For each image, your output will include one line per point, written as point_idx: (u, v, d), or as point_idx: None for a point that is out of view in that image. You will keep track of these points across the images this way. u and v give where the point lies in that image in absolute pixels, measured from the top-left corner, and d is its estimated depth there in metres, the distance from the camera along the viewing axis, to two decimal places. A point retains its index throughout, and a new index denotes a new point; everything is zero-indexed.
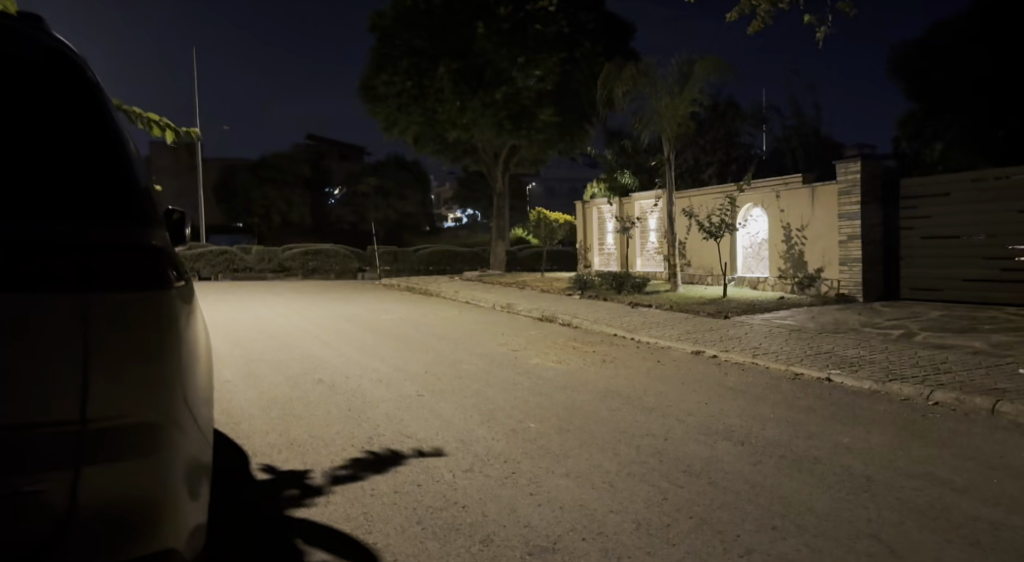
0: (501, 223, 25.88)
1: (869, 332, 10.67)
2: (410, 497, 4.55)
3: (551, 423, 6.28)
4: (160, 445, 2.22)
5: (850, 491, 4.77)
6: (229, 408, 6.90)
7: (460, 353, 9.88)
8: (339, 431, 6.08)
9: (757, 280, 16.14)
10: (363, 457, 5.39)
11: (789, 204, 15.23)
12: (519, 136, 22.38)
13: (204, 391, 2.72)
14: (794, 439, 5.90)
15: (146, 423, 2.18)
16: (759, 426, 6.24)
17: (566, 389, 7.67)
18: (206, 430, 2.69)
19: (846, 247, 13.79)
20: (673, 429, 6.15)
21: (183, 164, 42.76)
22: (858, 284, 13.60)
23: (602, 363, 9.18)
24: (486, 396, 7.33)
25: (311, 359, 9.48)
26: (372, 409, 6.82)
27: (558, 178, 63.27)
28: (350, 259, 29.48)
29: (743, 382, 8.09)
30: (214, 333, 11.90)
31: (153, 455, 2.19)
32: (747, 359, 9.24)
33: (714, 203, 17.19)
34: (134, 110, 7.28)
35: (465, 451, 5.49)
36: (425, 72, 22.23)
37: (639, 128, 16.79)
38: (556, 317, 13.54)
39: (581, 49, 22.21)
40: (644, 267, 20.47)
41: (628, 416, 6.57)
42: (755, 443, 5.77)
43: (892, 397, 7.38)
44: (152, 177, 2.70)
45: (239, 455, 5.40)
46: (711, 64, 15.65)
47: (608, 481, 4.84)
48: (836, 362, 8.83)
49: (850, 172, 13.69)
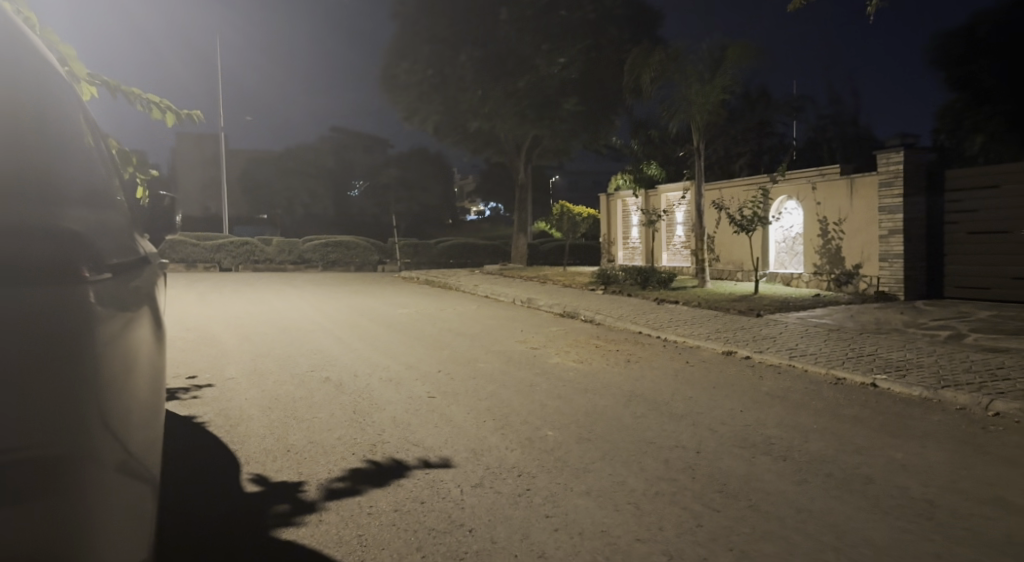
0: (523, 215, 25.37)
1: (915, 333, 9.97)
2: (412, 517, 4.06)
3: (571, 431, 5.76)
4: (76, 479, 1.76)
5: (913, 519, 4.17)
6: (227, 408, 6.48)
7: (476, 351, 9.41)
8: (341, 436, 5.61)
9: (790, 277, 15.45)
10: (364, 467, 4.91)
11: (825, 196, 14.51)
12: (542, 126, 21.85)
13: (140, 411, 2.26)
14: (840, 454, 5.32)
15: (58, 454, 1.71)
16: (801, 439, 5.66)
17: (587, 392, 7.13)
18: (144, 456, 2.28)
19: (887, 242, 13.05)
20: (706, 440, 5.58)
21: (207, 155, 42.80)
22: (899, 282, 12.87)
23: (626, 364, 8.63)
24: (501, 398, 6.85)
25: (320, 355, 9.06)
26: (379, 412, 6.36)
27: (582, 171, 63.04)
28: (370, 251, 29.17)
29: (780, 387, 7.49)
30: (225, 326, 11.56)
31: (67, 489, 1.73)
32: (783, 361, 8.63)
33: (745, 194, 16.51)
34: (131, 91, 6.88)
35: (476, 462, 4.99)
36: (448, 60, 21.67)
37: (667, 117, 16.08)
38: (578, 314, 13.01)
39: (607, 37, 21.50)
40: (669, 262, 19.79)
41: (655, 424, 6.01)
42: (797, 459, 5.19)
43: (946, 406, 6.76)
44: (68, 155, 2.27)
45: (231, 463, 4.97)
46: (745, 50, 15.01)
47: (634, 502, 4.30)
48: (882, 365, 8.21)
49: (892, 163, 12.98)
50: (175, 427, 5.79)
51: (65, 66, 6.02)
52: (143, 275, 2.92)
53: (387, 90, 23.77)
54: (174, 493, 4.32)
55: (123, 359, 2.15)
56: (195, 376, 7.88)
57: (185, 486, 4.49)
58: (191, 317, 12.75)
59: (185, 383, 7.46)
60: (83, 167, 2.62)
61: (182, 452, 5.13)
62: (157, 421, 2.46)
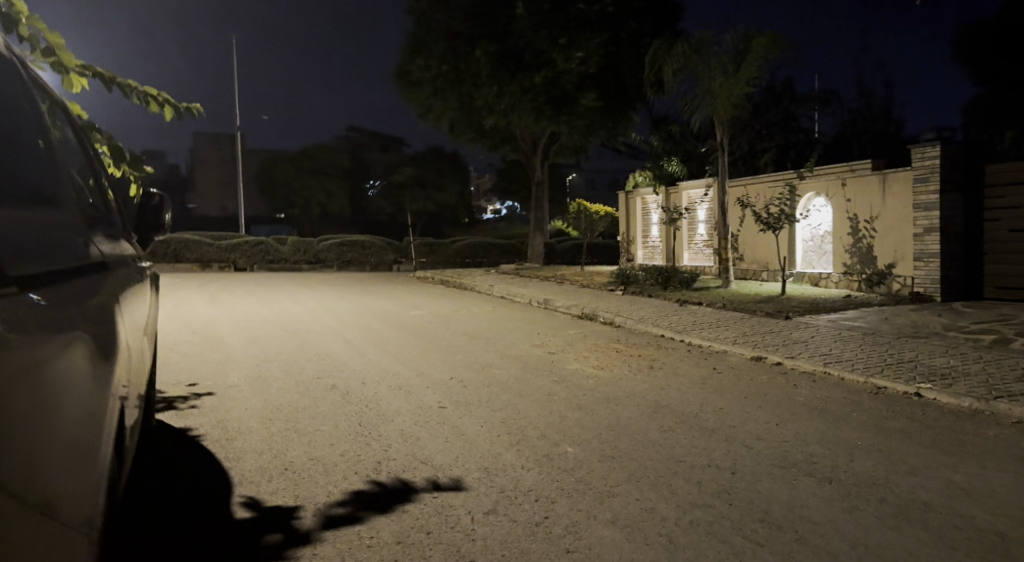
0: (539, 214, 24.91)
1: (957, 338, 9.38)
2: (417, 551, 3.62)
3: (592, 447, 5.29)
4: None
5: (985, 557, 3.65)
6: (226, 419, 6.10)
7: (490, 356, 8.97)
8: (343, 452, 5.20)
9: (819, 276, 14.86)
10: (367, 489, 4.48)
11: (855, 193, 13.91)
12: (558, 122, 21.16)
13: (63, 457, 1.78)
14: (891, 475, 4.81)
15: None
16: (846, 457, 5.16)
17: (608, 402, 6.65)
18: (75, 512, 1.82)
19: (922, 241, 12.44)
20: (741, 459, 5.09)
21: (226, 154, 42.72)
22: (935, 282, 12.26)
23: (650, 371, 8.12)
24: (517, 409, 6.40)
25: (329, 361, 8.65)
26: (386, 424, 5.92)
27: (599, 170, 62.53)
28: (386, 250, 28.88)
29: (817, 397, 6.98)
30: (233, 329, 11.22)
31: None
32: (818, 367, 8.10)
33: (771, 191, 15.91)
34: (126, 82, 6.50)
35: (490, 484, 4.55)
36: (463, 55, 21.20)
37: (689, 112, 15.58)
38: (596, 316, 12.53)
39: (626, 31, 20.97)
40: (691, 261, 19.26)
41: (685, 440, 5.51)
42: (844, 481, 4.69)
43: (1000, 419, 6.20)
44: None
45: (221, 484, 4.55)
46: (771, 41, 14.39)
47: (667, 534, 3.83)
48: (925, 373, 7.64)
49: (927, 157, 12.35)
50: (168, 442, 5.39)
51: (52, 57, 5.66)
52: (95, 283, 2.46)
53: (402, 87, 23.37)
54: (152, 522, 3.92)
55: (36, 395, 1.68)
56: (197, 383, 7.49)
57: (165, 511, 4.08)
58: (201, 319, 12.41)
59: (185, 391, 7.10)
60: (17, 171, 2.17)
61: (168, 472, 4.73)
62: (95, 460, 2.00)
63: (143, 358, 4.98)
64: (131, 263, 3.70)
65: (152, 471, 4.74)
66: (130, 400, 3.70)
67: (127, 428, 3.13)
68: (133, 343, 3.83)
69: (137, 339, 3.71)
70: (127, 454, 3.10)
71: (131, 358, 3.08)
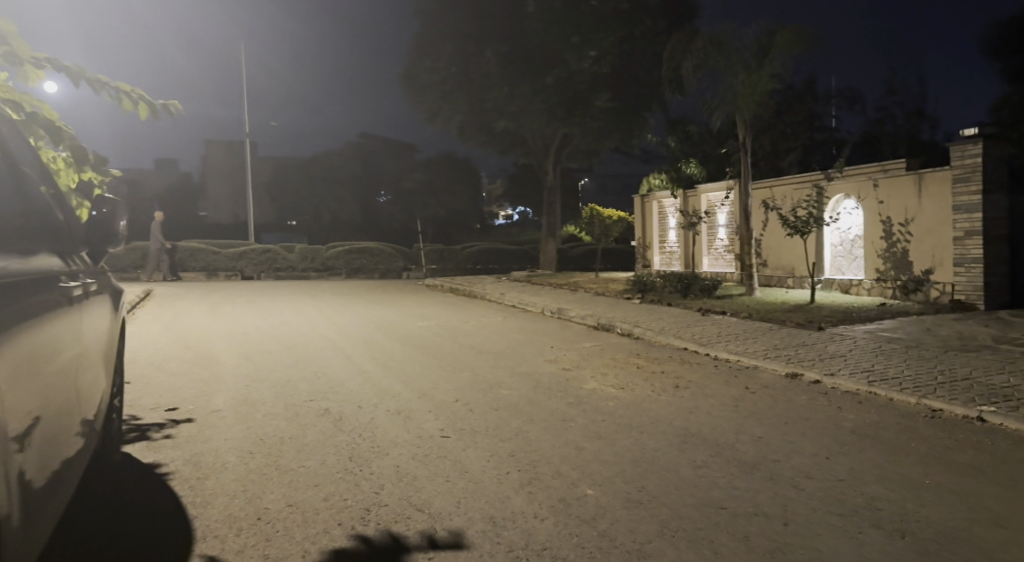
0: (552, 218, 24.19)
1: (1009, 351, 8.57)
2: None
3: (616, 490, 4.55)
4: None
5: None
6: (201, 453, 5.40)
7: (500, 373, 8.25)
8: (327, 495, 4.50)
9: (849, 283, 14.05)
10: (350, 548, 3.75)
11: (888, 194, 13.11)
12: (572, 124, 20.51)
13: None
14: (973, 527, 4.03)
15: None
16: (916, 502, 4.39)
17: (632, 431, 5.90)
18: None
19: (963, 244, 11.63)
20: (792, 505, 4.33)
21: (237, 162, 42.32)
22: (978, 289, 11.42)
23: (676, 390, 7.37)
24: (528, 439, 5.67)
25: (325, 381, 7.95)
26: (380, 459, 5.21)
27: (612, 175, 62.06)
28: (395, 258, 28.18)
29: (867, 423, 6.19)
30: (229, 344, 10.58)
31: None
32: (862, 388, 7.31)
33: (798, 194, 15.10)
34: (96, 77, 5.85)
35: (496, 540, 3.83)
36: (471, 56, 20.64)
37: (708, 111, 14.78)
38: (613, 326, 11.79)
39: (641, 27, 20.15)
40: (711, 267, 18.47)
41: (723, 480, 4.76)
42: (921, 535, 3.92)
43: None
44: None
45: (180, 541, 3.85)
46: (796, 35, 13.65)
47: None
48: (986, 393, 6.83)
49: (968, 155, 11.53)
50: (128, 484, 4.72)
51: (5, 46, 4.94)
52: None
53: (409, 90, 22.79)
54: None
55: None
56: (176, 408, 6.82)
57: None
58: (197, 333, 11.80)
59: (161, 418, 6.42)
60: None
61: (123, 525, 4.03)
62: None
63: (99, 384, 4.36)
64: (46, 277, 3.05)
65: (95, 526, 4.02)
66: (58, 431, 3.05)
67: (29, 481, 2.45)
68: (66, 366, 3.21)
69: (61, 364, 3.07)
70: (30, 518, 2.41)
71: (27, 392, 2.41)
